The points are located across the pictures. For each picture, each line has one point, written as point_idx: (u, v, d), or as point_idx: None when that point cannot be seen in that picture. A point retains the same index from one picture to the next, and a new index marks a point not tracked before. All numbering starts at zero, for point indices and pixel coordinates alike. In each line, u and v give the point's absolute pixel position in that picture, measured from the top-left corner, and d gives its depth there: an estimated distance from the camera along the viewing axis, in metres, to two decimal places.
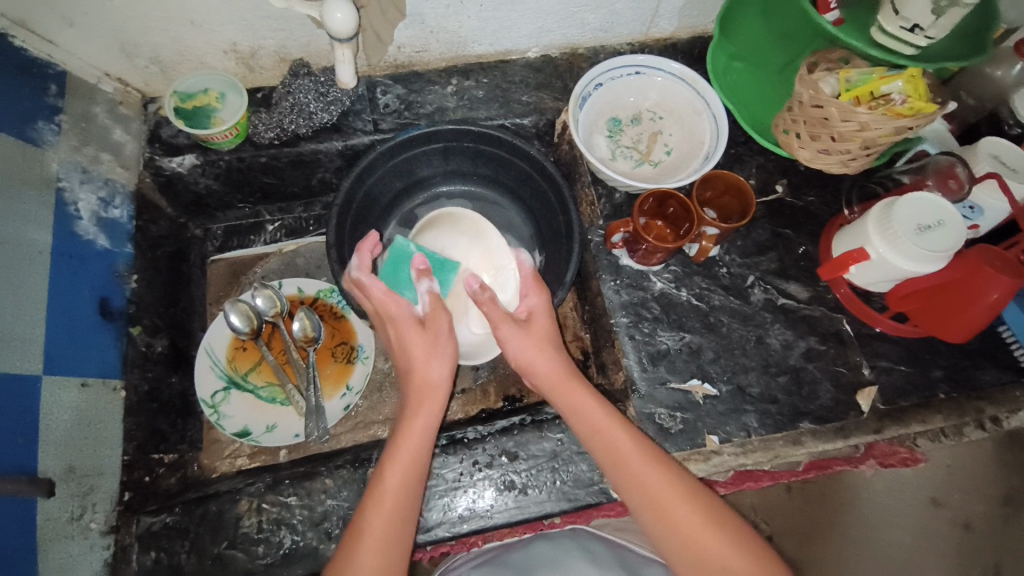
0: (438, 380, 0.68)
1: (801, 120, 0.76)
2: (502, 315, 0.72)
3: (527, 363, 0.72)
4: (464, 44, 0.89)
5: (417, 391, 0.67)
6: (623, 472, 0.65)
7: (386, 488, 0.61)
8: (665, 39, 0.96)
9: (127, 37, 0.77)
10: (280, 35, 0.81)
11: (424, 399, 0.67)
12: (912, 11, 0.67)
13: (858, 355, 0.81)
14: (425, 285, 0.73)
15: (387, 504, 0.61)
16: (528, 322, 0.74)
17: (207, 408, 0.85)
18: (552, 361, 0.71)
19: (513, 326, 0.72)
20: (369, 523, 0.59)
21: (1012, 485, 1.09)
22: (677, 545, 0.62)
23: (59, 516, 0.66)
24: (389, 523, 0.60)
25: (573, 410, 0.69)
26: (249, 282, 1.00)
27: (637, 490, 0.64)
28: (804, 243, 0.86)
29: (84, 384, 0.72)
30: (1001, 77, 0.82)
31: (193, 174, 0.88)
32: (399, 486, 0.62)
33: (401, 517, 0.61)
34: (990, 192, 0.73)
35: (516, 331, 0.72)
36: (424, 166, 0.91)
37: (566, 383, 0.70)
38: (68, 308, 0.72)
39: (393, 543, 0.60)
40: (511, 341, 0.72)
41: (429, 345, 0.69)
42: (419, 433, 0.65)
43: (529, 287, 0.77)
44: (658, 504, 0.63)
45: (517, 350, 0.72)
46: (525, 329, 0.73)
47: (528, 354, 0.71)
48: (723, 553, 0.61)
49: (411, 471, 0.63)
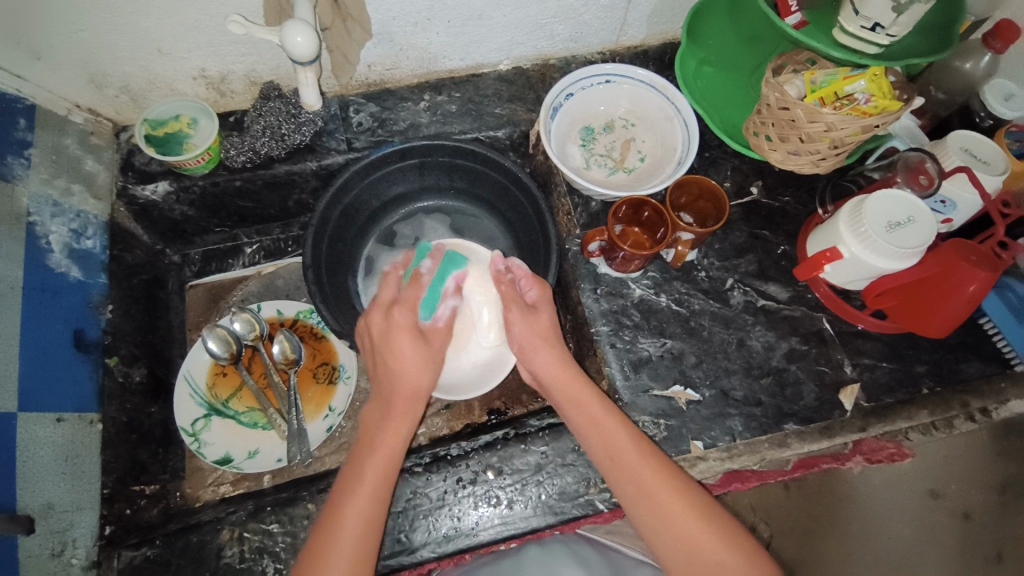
0: (425, 392, 0.70)
1: (770, 123, 0.76)
2: (514, 296, 0.75)
3: (530, 349, 0.73)
4: (435, 60, 0.89)
5: (403, 400, 0.68)
6: (616, 464, 0.65)
7: (363, 492, 0.62)
8: (636, 46, 0.96)
9: (95, 67, 0.77)
10: (250, 59, 0.81)
11: (409, 409, 0.68)
12: (872, 11, 0.68)
13: (840, 354, 0.81)
14: (449, 304, 0.77)
15: (365, 510, 0.61)
16: (535, 311, 0.74)
17: (187, 436, 0.84)
18: (551, 353, 0.72)
19: (521, 311, 0.74)
20: (344, 524, 0.60)
21: (1009, 472, 1.06)
22: (667, 538, 0.62)
23: (40, 553, 0.65)
24: (364, 530, 0.60)
25: (572, 404, 0.69)
26: (229, 307, 0.99)
27: (630, 482, 0.64)
28: (782, 243, 0.86)
29: (60, 419, 0.71)
30: (971, 69, 0.82)
31: (168, 201, 0.88)
32: (377, 490, 0.63)
33: (376, 521, 0.62)
34: (960, 186, 0.73)
35: (522, 315, 0.74)
36: (399, 182, 0.91)
37: (569, 378, 0.71)
38: (44, 343, 0.72)
39: (368, 547, 0.60)
40: (515, 327, 0.74)
41: (422, 359, 0.70)
42: (395, 441, 0.66)
43: (528, 281, 0.75)
44: (652, 497, 0.63)
45: (520, 335, 0.73)
46: (530, 316, 0.74)
47: (529, 340, 0.73)
48: (715, 550, 0.60)
49: (388, 475, 0.64)
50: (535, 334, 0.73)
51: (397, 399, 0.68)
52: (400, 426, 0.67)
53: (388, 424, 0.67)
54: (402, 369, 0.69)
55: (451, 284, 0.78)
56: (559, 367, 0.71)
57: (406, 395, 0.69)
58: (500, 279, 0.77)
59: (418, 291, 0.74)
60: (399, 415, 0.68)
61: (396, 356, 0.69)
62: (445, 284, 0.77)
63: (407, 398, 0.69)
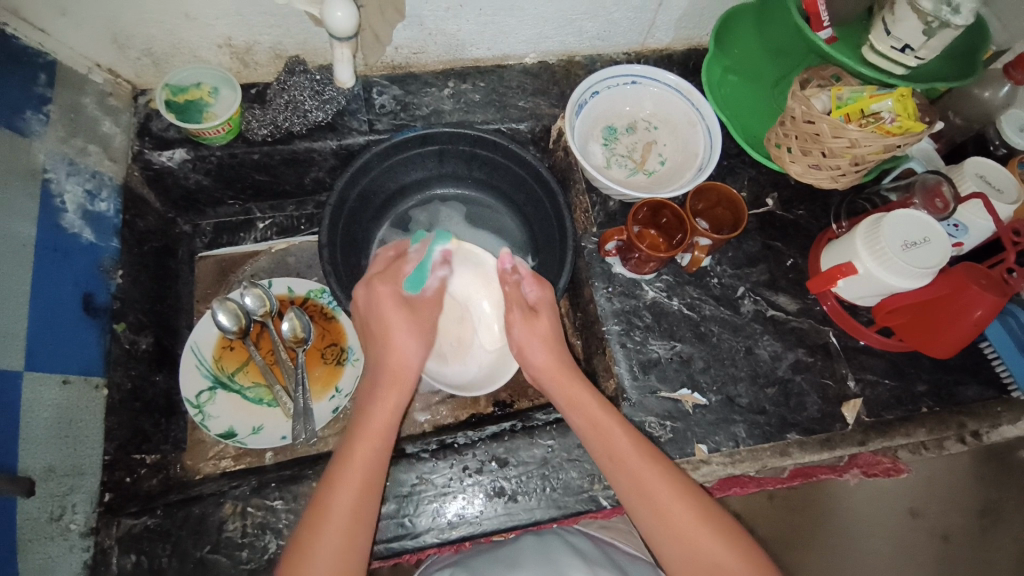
0: (412, 366, 0.71)
1: (793, 135, 0.77)
2: (516, 298, 0.76)
3: (528, 350, 0.74)
4: (463, 47, 0.89)
5: (388, 377, 0.69)
6: (619, 466, 0.66)
7: (353, 468, 0.61)
8: (661, 50, 0.96)
9: (119, 27, 0.76)
10: (277, 31, 0.80)
11: (395, 384, 0.69)
12: (903, 32, 0.69)
13: (844, 368, 0.82)
14: (438, 273, 0.78)
15: (354, 488, 0.61)
16: (536, 312, 0.75)
17: (191, 408, 0.84)
18: (548, 352, 0.73)
19: (523, 312, 0.75)
20: (334, 504, 0.59)
21: (988, 497, 1.08)
22: (669, 540, 0.62)
23: (38, 517, 0.64)
24: (358, 504, 0.60)
25: (571, 402, 0.70)
26: (237, 281, 0.98)
27: (631, 484, 0.64)
28: (794, 255, 0.87)
29: (66, 381, 0.70)
30: (989, 97, 0.83)
31: (183, 169, 0.86)
32: (367, 467, 0.62)
33: (367, 495, 0.61)
34: (975, 212, 0.75)
35: (522, 317, 0.75)
36: (417, 167, 0.91)
37: (566, 378, 0.72)
38: (53, 303, 0.70)
39: (364, 520, 0.60)
40: (515, 328, 0.74)
41: (410, 330, 0.72)
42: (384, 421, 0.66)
43: (529, 281, 0.76)
44: (653, 498, 0.63)
45: (519, 335, 0.74)
46: (530, 319, 0.74)
47: (529, 340, 0.73)
48: (713, 550, 0.61)
49: (377, 449, 0.64)
50: (528, 335, 0.74)
51: (383, 376, 0.69)
52: (389, 401, 0.67)
53: (373, 402, 0.67)
54: (390, 340, 0.70)
55: (438, 255, 0.78)
56: (554, 365, 0.72)
57: (394, 370, 0.70)
58: (505, 280, 0.77)
59: (403, 266, 0.75)
60: (387, 390, 0.68)
61: (385, 328, 0.71)
62: (431, 256, 0.77)
63: (394, 372, 0.70)
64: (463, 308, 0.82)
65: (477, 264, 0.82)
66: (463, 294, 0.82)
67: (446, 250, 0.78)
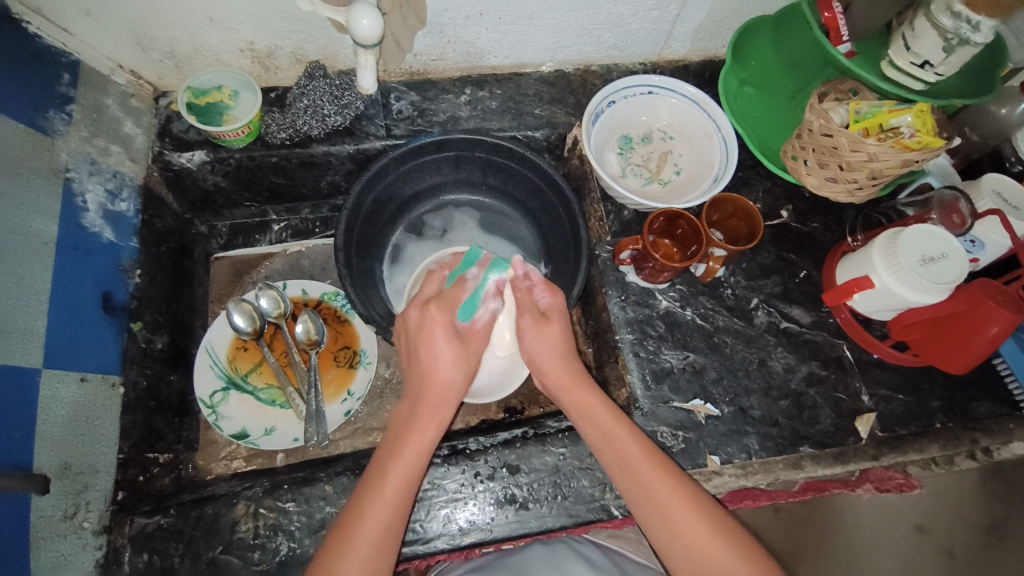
0: (456, 391, 0.70)
1: (810, 148, 0.77)
2: (526, 303, 0.74)
3: (538, 359, 0.73)
4: (481, 55, 0.89)
5: (433, 400, 0.69)
6: (628, 474, 0.65)
7: (385, 496, 0.61)
8: (677, 60, 0.97)
9: (144, 30, 0.77)
10: (299, 37, 0.81)
11: (437, 409, 0.68)
12: (923, 48, 0.69)
13: (858, 382, 0.82)
14: (489, 306, 0.74)
15: (386, 511, 0.61)
16: (547, 320, 0.74)
17: (205, 408, 0.84)
18: (561, 361, 0.73)
19: (534, 319, 0.73)
20: (365, 524, 0.60)
21: (993, 514, 1.07)
22: (679, 550, 0.62)
23: (52, 515, 0.64)
24: (385, 530, 0.60)
25: (581, 411, 0.70)
26: (252, 282, 0.99)
27: (641, 493, 0.64)
28: (808, 268, 0.87)
29: (83, 379, 0.71)
30: (1006, 115, 0.83)
31: (202, 171, 0.87)
32: (398, 494, 0.62)
33: (396, 519, 0.61)
34: (990, 228, 0.75)
35: (534, 324, 0.73)
36: (433, 172, 0.91)
37: (575, 385, 0.72)
38: (73, 301, 0.71)
39: (387, 545, 0.60)
40: (526, 335, 0.73)
41: (457, 357, 0.70)
42: (423, 447, 0.66)
43: (540, 288, 0.75)
44: (662, 507, 0.63)
45: (531, 344, 0.73)
46: (542, 326, 0.73)
47: (540, 350, 0.73)
48: (724, 560, 0.60)
49: (413, 474, 0.64)
50: (538, 342, 0.73)
51: (428, 398, 0.69)
52: (427, 429, 0.67)
53: (414, 426, 0.67)
54: (437, 369, 0.69)
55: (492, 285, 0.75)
56: (567, 375, 0.72)
57: (438, 394, 0.69)
58: (517, 286, 0.75)
59: (459, 293, 0.73)
60: (428, 414, 0.68)
61: (432, 356, 0.69)
62: (486, 285, 0.74)
63: (438, 397, 0.69)
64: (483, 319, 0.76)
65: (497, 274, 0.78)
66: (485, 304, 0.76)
67: (504, 279, 0.75)
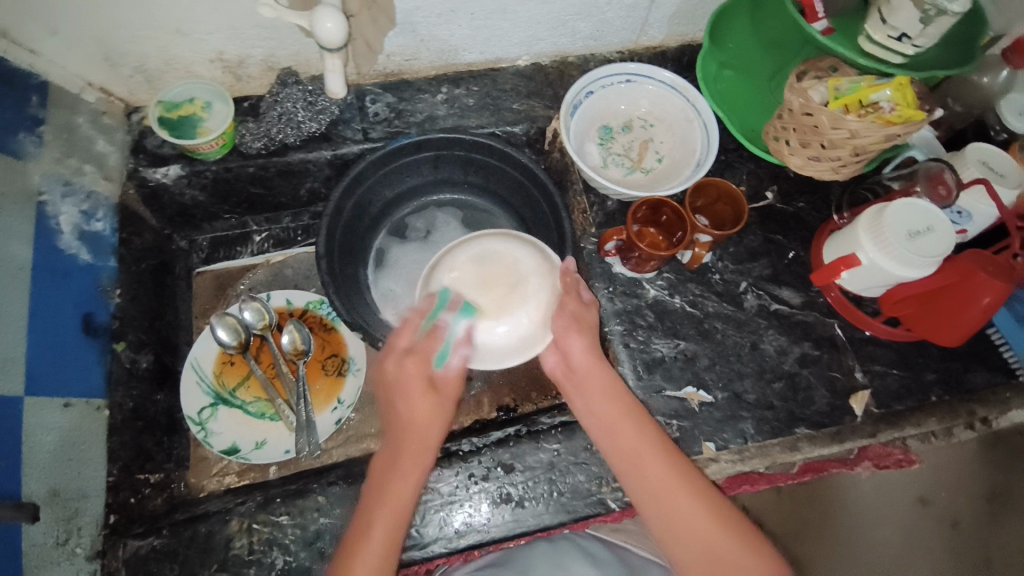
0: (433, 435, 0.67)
1: (791, 128, 0.76)
2: (573, 290, 0.70)
3: (569, 331, 0.68)
4: (455, 52, 0.88)
5: (411, 446, 0.66)
6: (626, 460, 0.65)
7: (371, 547, 0.61)
8: (655, 47, 0.96)
9: (111, 46, 0.75)
10: (269, 44, 0.80)
11: (417, 454, 0.66)
12: (900, 20, 0.68)
13: (851, 360, 0.81)
14: (461, 352, 0.67)
15: (372, 565, 0.60)
16: (587, 305, 0.70)
17: (193, 425, 0.84)
18: (582, 340, 0.68)
19: (576, 299, 0.69)
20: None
21: (997, 482, 1.07)
22: (675, 533, 0.62)
23: (44, 542, 0.63)
24: None
25: (587, 395, 0.68)
26: (236, 295, 0.98)
27: (639, 479, 0.64)
28: (796, 248, 0.86)
29: (67, 404, 0.70)
30: (987, 83, 0.83)
31: (179, 185, 0.86)
32: (384, 545, 0.61)
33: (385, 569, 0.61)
34: (977, 197, 0.74)
35: (575, 303, 0.69)
36: (413, 174, 0.90)
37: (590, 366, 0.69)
38: (53, 326, 0.70)
39: None
40: (566, 308, 0.68)
41: (431, 403, 0.67)
42: (403, 496, 0.64)
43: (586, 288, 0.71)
44: (658, 492, 0.63)
45: (569, 316, 0.68)
46: (581, 308, 0.69)
47: (576, 323, 0.68)
48: (719, 543, 0.61)
49: (396, 522, 0.63)
50: (571, 319, 0.68)
51: (406, 445, 0.66)
52: (409, 475, 0.65)
53: (396, 472, 0.65)
54: (412, 415, 0.66)
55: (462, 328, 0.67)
56: (586, 355, 0.68)
57: (415, 440, 0.66)
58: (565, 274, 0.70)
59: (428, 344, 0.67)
60: (408, 461, 0.65)
61: (405, 401, 0.66)
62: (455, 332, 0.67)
63: (417, 443, 0.66)
64: (520, 275, 0.69)
65: (542, 255, 0.71)
66: (526, 266, 0.70)
67: (471, 324, 0.67)
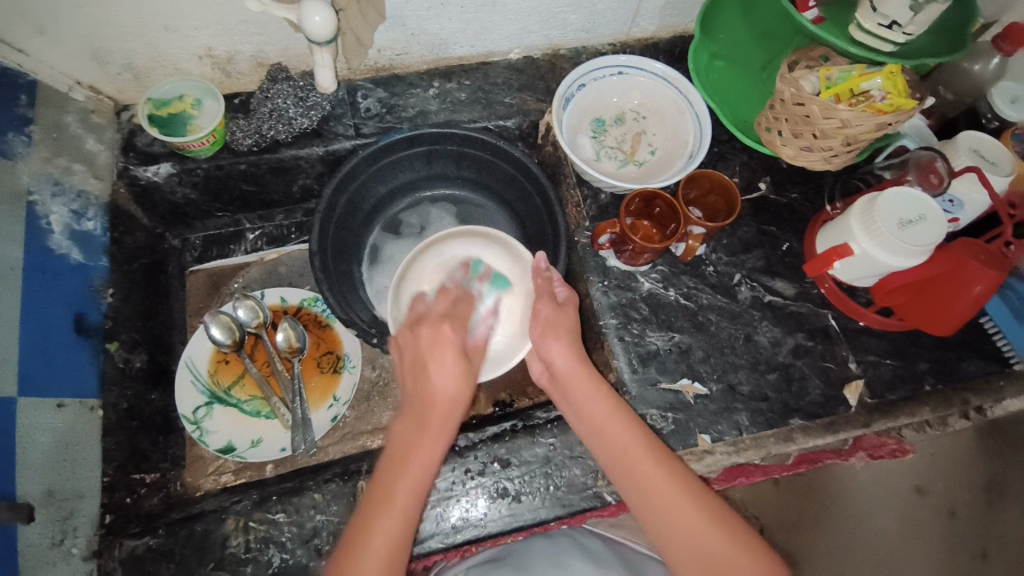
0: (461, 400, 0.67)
1: (784, 118, 0.76)
2: (546, 289, 0.72)
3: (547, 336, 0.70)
4: (446, 46, 0.88)
5: (440, 409, 0.65)
6: (619, 463, 0.65)
7: (393, 507, 0.60)
8: (647, 39, 0.95)
9: (98, 44, 0.75)
10: (258, 40, 0.79)
11: (445, 418, 0.65)
12: (890, 8, 0.68)
13: (845, 350, 0.82)
14: (486, 324, 0.75)
15: (395, 527, 0.59)
16: (564, 308, 0.72)
17: (188, 424, 0.84)
18: (563, 346, 0.70)
19: (551, 303, 0.71)
20: (374, 540, 0.58)
21: (994, 471, 1.07)
22: (670, 536, 0.61)
23: (40, 542, 0.63)
24: (395, 544, 0.58)
25: (577, 400, 0.68)
26: (229, 293, 0.98)
27: (632, 482, 0.64)
28: (789, 239, 0.86)
29: (61, 405, 0.70)
30: (979, 71, 0.83)
31: (170, 183, 0.85)
32: (407, 507, 0.60)
33: (407, 533, 0.60)
34: (969, 185, 0.74)
35: (550, 308, 0.71)
36: (406, 170, 0.90)
37: (578, 372, 0.69)
38: (44, 327, 0.70)
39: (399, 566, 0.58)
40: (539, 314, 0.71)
41: (462, 368, 0.67)
42: (427, 459, 0.63)
43: (560, 283, 0.73)
44: (650, 495, 0.63)
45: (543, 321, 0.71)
46: (557, 313, 0.71)
47: (552, 328, 0.70)
48: (715, 545, 0.60)
49: (420, 485, 0.62)
50: (545, 326, 0.71)
51: (434, 408, 0.65)
52: (434, 439, 0.64)
53: (421, 434, 0.64)
54: (442, 376, 0.66)
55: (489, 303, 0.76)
56: (572, 361, 0.69)
57: (443, 404, 0.66)
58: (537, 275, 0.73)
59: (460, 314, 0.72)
60: (434, 425, 0.65)
61: (436, 361, 0.66)
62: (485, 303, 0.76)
63: (445, 407, 0.66)
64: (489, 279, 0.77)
65: (514, 254, 0.78)
66: (494, 271, 0.77)
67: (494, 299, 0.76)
